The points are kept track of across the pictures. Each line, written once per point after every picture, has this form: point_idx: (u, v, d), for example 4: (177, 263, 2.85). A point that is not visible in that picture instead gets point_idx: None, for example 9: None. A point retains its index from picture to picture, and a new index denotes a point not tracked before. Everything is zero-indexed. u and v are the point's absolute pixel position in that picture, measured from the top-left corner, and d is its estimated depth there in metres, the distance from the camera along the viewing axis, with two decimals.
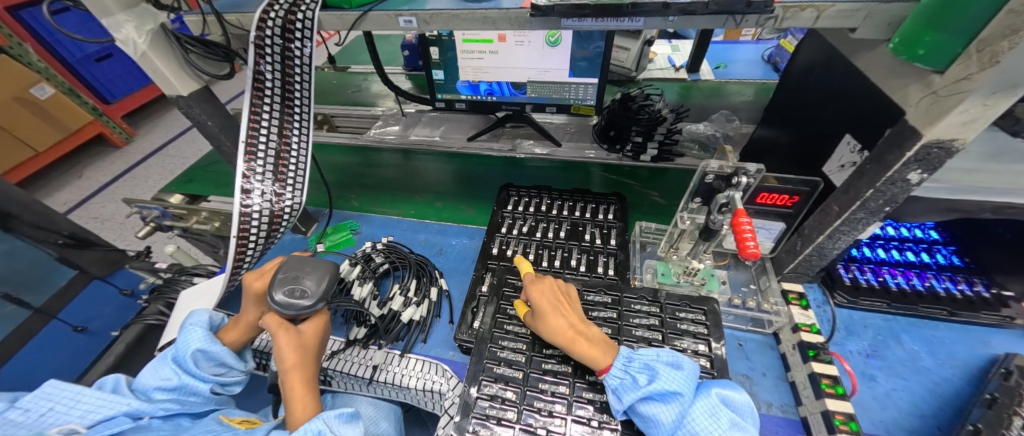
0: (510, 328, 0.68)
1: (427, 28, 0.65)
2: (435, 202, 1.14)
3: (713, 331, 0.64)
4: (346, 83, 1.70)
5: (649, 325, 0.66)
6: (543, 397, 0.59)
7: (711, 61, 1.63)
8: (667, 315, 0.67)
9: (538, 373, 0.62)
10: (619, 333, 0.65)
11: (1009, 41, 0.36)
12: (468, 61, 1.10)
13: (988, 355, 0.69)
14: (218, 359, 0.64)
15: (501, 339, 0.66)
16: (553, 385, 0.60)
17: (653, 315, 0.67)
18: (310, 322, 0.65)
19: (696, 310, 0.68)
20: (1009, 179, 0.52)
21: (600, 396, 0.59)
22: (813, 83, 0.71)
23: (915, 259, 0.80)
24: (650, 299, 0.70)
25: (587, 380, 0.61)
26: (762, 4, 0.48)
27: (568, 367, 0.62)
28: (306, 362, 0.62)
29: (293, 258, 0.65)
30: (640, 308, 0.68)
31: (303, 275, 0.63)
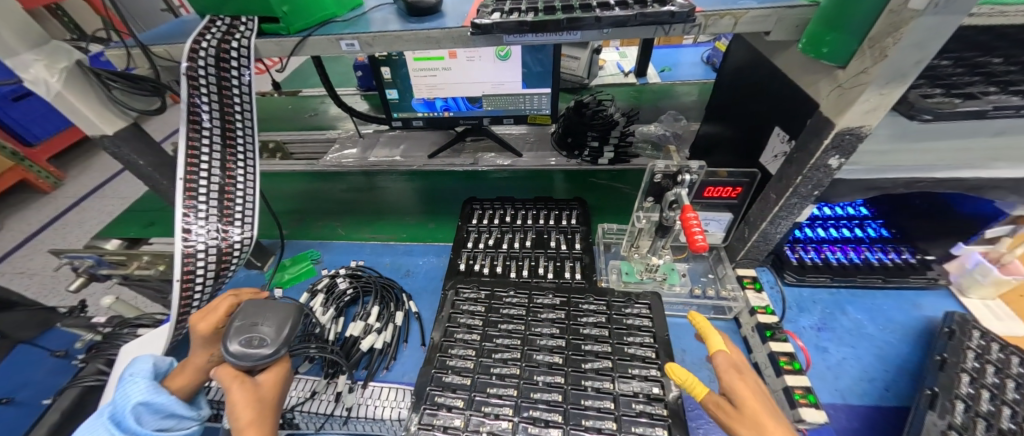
0: (459, 335, 0.67)
1: (371, 50, 0.65)
2: (428, 223, 1.12)
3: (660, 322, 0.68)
4: (301, 107, 1.65)
5: (594, 320, 0.69)
6: (490, 401, 0.58)
7: (656, 65, 1.72)
8: (613, 312, 0.70)
9: (487, 377, 0.61)
10: (568, 331, 0.67)
11: (892, 37, 0.41)
12: (422, 79, 1.10)
13: (921, 316, 0.76)
14: (166, 410, 0.54)
15: (452, 347, 0.65)
16: (500, 388, 0.59)
17: (600, 311, 0.70)
18: (268, 371, 0.57)
19: (641, 302, 0.71)
20: (913, 158, 0.58)
21: (547, 396, 0.58)
22: (744, 82, 0.76)
23: (850, 234, 0.87)
24: (600, 299, 0.72)
25: (535, 380, 0.60)
26: (684, 13, 0.52)
27: (517, 367, 0.62)
28: (265, 418, 0.52)
29: (252, 302, 0.62)
30: (587, 306, 0.71)
31: (260, 322, 0.59)
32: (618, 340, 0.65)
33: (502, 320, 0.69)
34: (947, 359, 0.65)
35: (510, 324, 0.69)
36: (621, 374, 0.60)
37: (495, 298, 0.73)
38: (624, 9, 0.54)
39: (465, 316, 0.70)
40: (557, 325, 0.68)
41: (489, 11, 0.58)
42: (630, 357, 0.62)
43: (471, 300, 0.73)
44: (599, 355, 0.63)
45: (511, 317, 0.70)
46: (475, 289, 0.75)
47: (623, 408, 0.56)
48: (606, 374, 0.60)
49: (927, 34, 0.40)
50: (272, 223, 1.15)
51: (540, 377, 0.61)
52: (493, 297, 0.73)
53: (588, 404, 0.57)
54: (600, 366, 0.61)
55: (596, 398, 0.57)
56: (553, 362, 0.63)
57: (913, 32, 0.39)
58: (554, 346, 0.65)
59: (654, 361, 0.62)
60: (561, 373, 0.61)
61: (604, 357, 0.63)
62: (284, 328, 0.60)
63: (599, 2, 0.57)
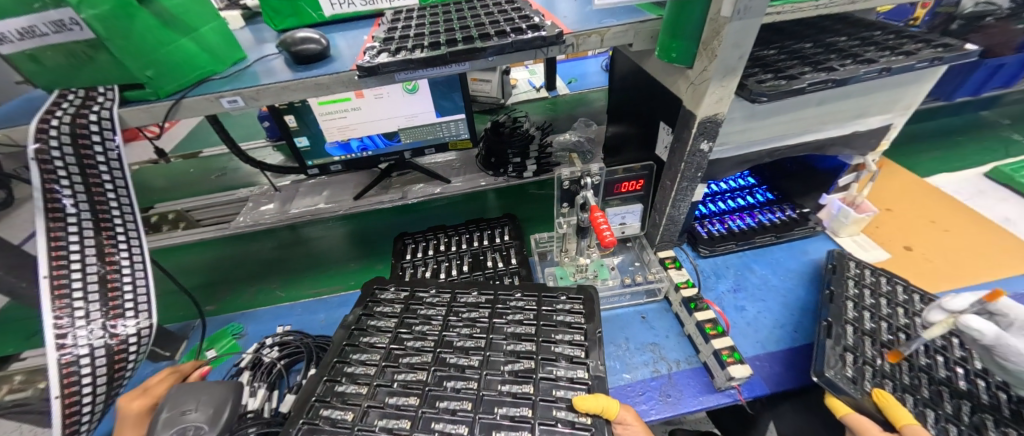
0: (368, 342, 0.65)
1: (257, 104, 0.63)
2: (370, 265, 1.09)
3: (592, 310, 0.69)
4: (204, 169, 1.51)
5: (520, 319, 0.68)
6: (388, 413, 0.55)
7: (564, 77, 1.85)
8: (544, 308, 0.70)
9: (389, 385, 0.59)
10: (489, 331, 0.67)
11: (716, 40, 0.50)
12: (331, 122, 1.07)
13: (809, 260, 0.88)
14: None
15: (354, 353, 0.64)
16: (401, 397, 0.57)
17: (529, 307, 0.70)
18: None
19: (574, 296, 0.72)
20: (766, 133, 0.69)
21: (454, 403, 0.56)
22: (630, 85, 0.85)
23: (744, 202, 1.00)
24: (532, 295, 0.73)
25: (443, 388, 0.58)
26: (555, 36, 0.57)
27: (426, 368, 0.61)
28: None
29: (177, 389, 0.56)
30: (515, 303, 0.71)
31: (191, 408, 0.54)
32: (545, 338, 0.65)
33: (416, 321, 0.69)
34: (834, 292, 0.75)
35: (425, 326, 0.68)
36: (543, 376, 0.59)
37: (414, 303, 0.73)
38: (502, 38, 0.58)
39: (380, 324, 0.69)
40: (477, 327, 0.67)
41: (375, 52, 0.59)
42: (555, 355, 0.62)
43: (386, 303, 0.73)
44: (522, 356, 0.62)
45: (428, 317, 0.70)
46: (393, 296, 0.74)
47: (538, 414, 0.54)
48: (528, 376, 0.59)
49: (740, 36, 0.49)
50: (187, 303, 1.02)
51: (448, 380, 0.59)
52: (413, 302, 0.73)
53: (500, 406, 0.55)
54: (521, 368, 0.60)
55: (510, 402, 0.56)
56: (469, 364, 0.61)
57: (730, 35, 0.48)
58: (470, 348, 0.64)
59: (583, 361, 0.61)
60: (473, 376, 0.59)
61: (528, 357, 0.62)
62: (221, 412, 0.55)
63: (480, 33, 0.61)
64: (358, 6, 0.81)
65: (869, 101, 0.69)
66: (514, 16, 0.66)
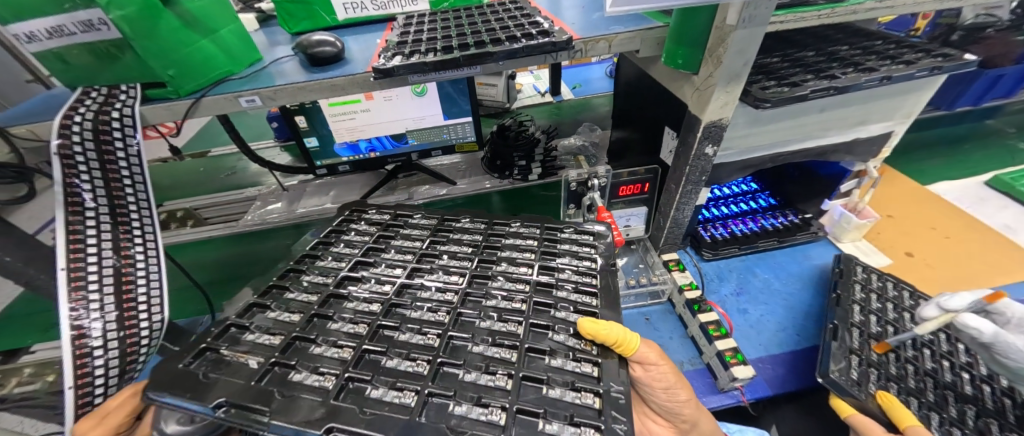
0: (327, 267, 0.64)
1: (274, 103, 0.64)
2: None
3: (600, 250, 0.65)
4: (214, 168, 1.53)
5: (518, 259, 0.65)
6: (343, 318, 0.55)
7: (568, 83, 1.87)
8: (546, 237, 0.69)
9: (348, 295, 0.59)
10: (478, 252, 0.67)
11: (721, 46, 0.51)
12: (340, 123, 1.08)
13: (811, 265, 0.89)
14: None
15: (321, 266, 0.64)
16: (361, 305, 0.57)
17: (529, 248, 0.67)
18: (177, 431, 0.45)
19: (581, 236, 0.68)
20: (770, 139, 0.71)
21: (417, 320, 0.54)
22: (635, 91, 0.87)
23: (747, 207, 1.02)
24: (536, 226, 0.72)
25: (406, 302, 0.57)
26: (565, 42, 0.59)
27: (385, 288, 0.60)
28: None
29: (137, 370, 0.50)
30: (514, 230, 0.71)
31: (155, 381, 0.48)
32: (544, 281, 0.60)
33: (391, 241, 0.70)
34: (840, 295, 0.76)
35: (385, 255, 0.67)
36: (533, 320, 0.54)
37: (375, 235, 0.71)
38: (513, 43, 0.60)
39: (337, 253, 0.67)
40: (444, 258, 0.66)
41: (389, 55, 0.61)
42: (553, 298, 0.57)
43: (344, 236, 0.71)
44: (515, 298, 0.58)
45: (389, 247, 0.68)
46: (353, 229, 0.73)
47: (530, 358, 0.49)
48: (519, 317, 0.55)
49: (745, 44, 0.50)
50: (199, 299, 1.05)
51: (409, 300, 0.58)
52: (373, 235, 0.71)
53: (474, 337, 0.52)
54: (514, 289, 0.59)
55: (492, 340, 0.51)
56: (432, 289, 0.59)
57: (735, 43, 0.50)
58: (436, 276, 0.62)
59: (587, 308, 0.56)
60: (438, 299, 0.58)
61: (521, 299, 0.58)
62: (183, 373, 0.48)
63: (491, 38, 0.62)
64: (370, 11, 0.83)
65: (870, 108, 0.71)
66: (524, 22, 0.68)
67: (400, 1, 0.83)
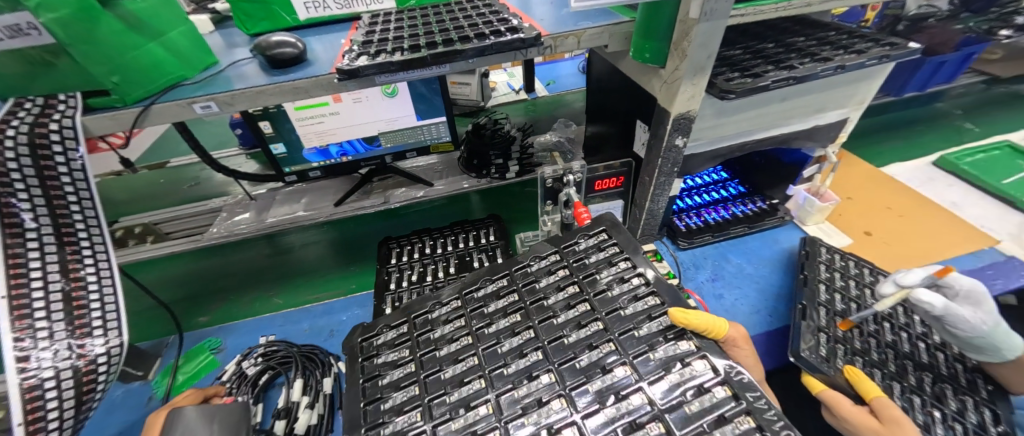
0: (386, 378, 0.55)
1: (232, 109, 0.61)
2: (356, 268, 1.12)
3: (625, 247, 0.64)
4: (175, 179, 1.45)
5: (564, 297, 0.60)
6: (458, 414, 0.48)
7: (542, 79, 1.87)
8: (570, 259, 0.65)
9: (440, 394, 0.51)
10: (528, 309, 0.59)
11: (686, 40, 0.52)
12: (308, 127, 1.04)
13: (780, 248, 0.93)
14: None
15: (382, 393, 0.53)
16: (463, 391, 0.50)
17: (557, 267, 0.64)
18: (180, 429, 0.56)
19: (595, 240, 0.67)
20: (736, 128, 0.73)
21: (528, 387, 0.49)
22: (607, 86, 0.88)
23: (718, 196, 1.05)
24: (548, 254, 0.67)
25: (506, 370, 0.52)
26: (533, 38, 0.59)
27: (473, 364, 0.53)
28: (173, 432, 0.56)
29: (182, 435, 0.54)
30: (539, 268, 0.65)
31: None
32: (598, 291, 0.59)
33: (430, 333, 0.60)
34: (807, 276, 0.79)
35: (436, 332, 0.60)
36: (621, 335, 0.52)
37: (408, 318, 0.63)
38: (482, 40, 0.59)
39: (383, 360, 0.58)
40: (501, 311, 0.60)
41: (354, 56, 0.59)
42: (620, 306, 0.56)
43: (376, 338, 0.61)
44: (584, 322, 0.55)
45: (434, 323, 0.61)
46: (383, 326, 0.63)
47: (664, 385, 0.45)
48: (603, 339, 0.52)
49: (708, 37, 0.51)
50: (164, 317, 0.99)
51: (502, 369, 0.52)
52: (406, 319, 0.63)
53: (591, 380, 0.48)
54: (589, 336, 0.53)
55: (603, 372, 0.48)
56: (513, 349, 0.54)
57: (699, 36, 0.51)
58: (512, 344, 0.55)
59: (656, 302, 0.56)
60: (525, 354, 0.53)
61: (593, 320, 0.55)
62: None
63: (460, 36, 0.61)
64: (333, 10, 0.80)
65: (827, 96, 0.74)
66: (492, 19, 0.67)
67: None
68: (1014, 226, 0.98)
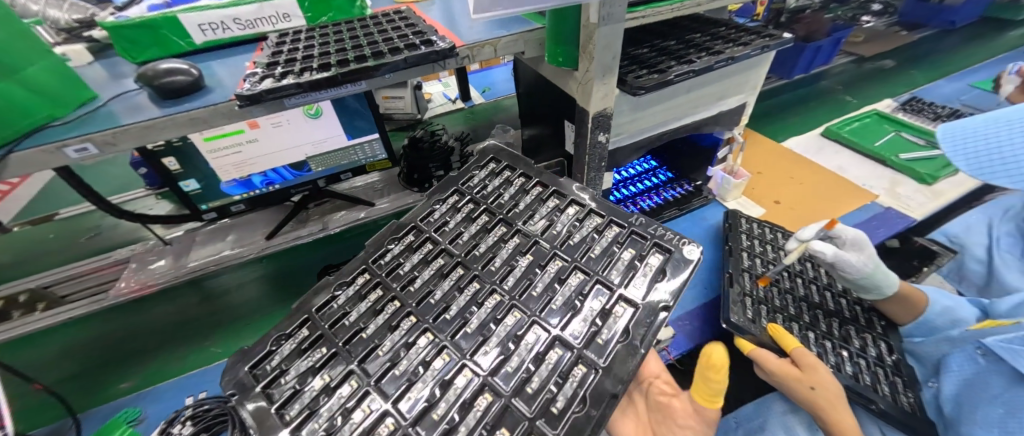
0: (306, 393, 0.44)
1: (116, 148, 0.54)
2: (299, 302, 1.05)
3: (515, 167, 0.70)
4: (67, 232, 1.25)
5: (498, 234, 0.60)
6: (445, 366, 0.45)
7: (478, 87, 1.88)
8: (488, 202, 0.65)
9: (411, 353, 0.47)
10: (465, 255, 0.57)
11: (590, 42, 0.56)
12: (223, 158, 0.96)
13: (708, 225, 1.01)
14: None
15: (332, 389, 0.44)
16: (442, 347, 0.47)
17: (477, 213, 0.63)
18: None
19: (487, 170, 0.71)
20: (653, 121, 0.78)
21: (480, 315, 0.50)
22: (534, 90, 0.90)
23: (650, 184, 1.12)
24: (461, 206, 0.65)
25: (480, 311, 0.50)
26: (449, 49, 0.59)
27: (444, 317, 0.50)
28: None
29: None
30: (459, 221, 0.62)
31: None
32: (508, 210, 0.63)
33: (355, 317, 0.51)
34: (731, 247, 0.87)
35: (352, 314, 0.51)
36: (544, 237, 0.58)
37: (309, 315, 0.51)
38: (396, 55, 0.58)
39: (294, 376, 0.45)
40: (426, 262, 0.57)
41: (257, 79, 0.55)
42: (551, 223, 0.60)
43: (268, 361, 0.47)
44: (523, 252, 0.56)
45: (346, 306, 0.52)
46: (274, 341, 0.49)
47: (591, 263, 0.54)
48: (549, 258, 0.55)
49: (609, 39, 0.55)
50: (67, 398, 0.86)
51: (452, 316, 0.50)
52: (306, 318, 0.51)
53: (535, 291, 0.51)
54: (535, 262, 0.55)
55: (539, 271, 0.54)
56: (472, 296, 0.52)
57: (600, 39, 0.54)
58: (470, 289, 0.53)
59: (560, 198, 0.64)
60: (484, 298, 0.51)
61: (531, 247, 0.57)
62: None
63: (373, 51, 0.60)
64: (235, 31, 0.74)
65: (725, 85, 0.82)
66: (407, 32, 0.66)
67: (270, 19, 0.76)
68: (887, 180, 1.16)
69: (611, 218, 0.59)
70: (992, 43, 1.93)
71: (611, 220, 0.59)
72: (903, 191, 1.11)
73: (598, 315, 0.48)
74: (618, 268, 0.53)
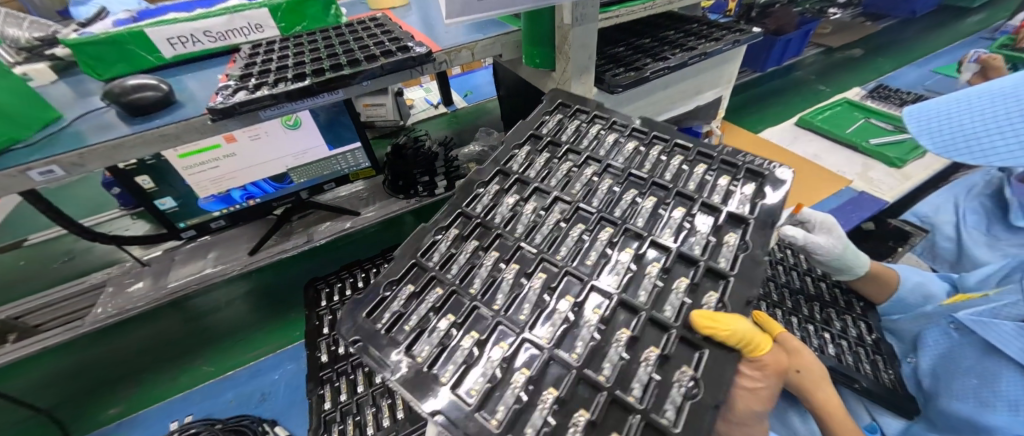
0: (434, 332, 0.43)
1: (82, 169, 0.53)
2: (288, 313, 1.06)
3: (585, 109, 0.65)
4: (37, 258, 1.20)
5: (588, 173, 0.58)
6: (568, 297, 0.44)
7: (460, 91, 1.88)
8: (570, 143, 0.62)
9: (532, 287, 0.46)
10: (561, 194, 0.55)
11: (565, 43, 0.58)
12: (200, 174, 0.93)
13: None
14: None
15: (459, 326, 0.44)
16: (560, 279, 0.46)
17: (560, 156, 0.60)
18: None
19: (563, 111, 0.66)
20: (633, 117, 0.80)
21: (591, 247, 0.49)
22: (514, 91, 0.91)
23: None
24: (541, 149, 0.62)
25: (590, 245, 0.49)
26: (426, 54, 0.59)
27: (553, 253, 0.49)
28: None
29: None
30: (544, 162, 0.60)
31: None
32: (591, 149, 0.60)
33: (462, 259, 0.51)
34: None
35: (459, 255, 0.51)
36: (636, 170, 0.56)
37: (415, 262, 0.51)
38: (373, 62, 0.58)
39: (417, 318, 0.45)
40: (519, 201, 0.56)
41: (230, 92, 0.54)
42: (638, 157, 0.58)
43: (385, 306, 0.47)
44: (619, 187, 0.55)
45: (451, 249, 0.52)
46: (386, 287, 0.49)
47: (691, 190, 0.52)
48: (645, 191, 0.54)
49: (583, 39, 0.58)
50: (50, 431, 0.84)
51: (567, 250, 0.49)
52: (414, 264, 0.51)
53: (644, 222, 0.50)
54: (635, 196, 0.54)
55: (639, 203, 0.53)
56: (576, 231, 0.51)
57: (575, 39, 0.57)
58: (573, 224, 0.52)
59: (639, 135, 0.61)
60: (590, 231, 0.50)
61: (625, 182, 0.55)
62: None
63: (349, 59, 0.59)
64: (206, 44, 0.72)
65: (701, 80, 0.84)
66: (384, 39, 0.66)
67: (243, 30, 0.74)
68: (860, 165, 1.20)
69: (698, 150, 0.57)
70: (951, 29, 2.03)
71: (698, 152, 0.57)
72: (875, 175, 1.15)
73: (711, 239, 0.47)
74: (720, 193, 0.52)
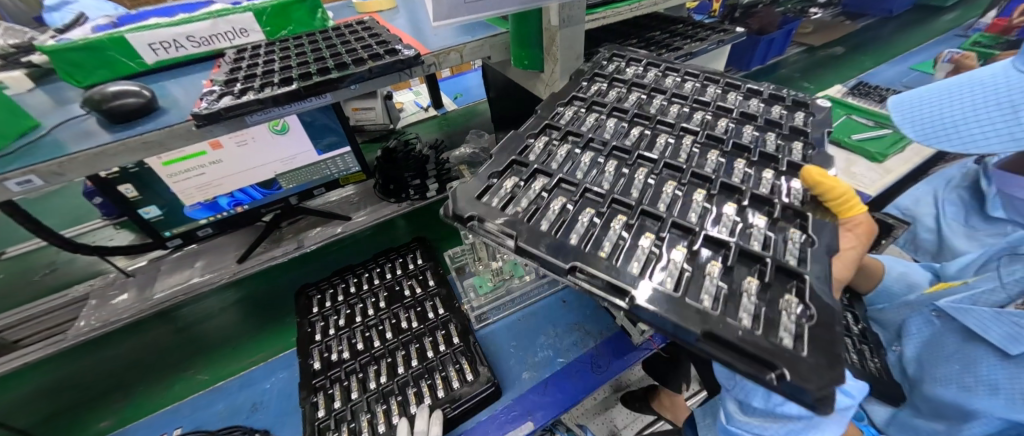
0: (557, 213, 0.45)
1: (63, 178, 0.51)
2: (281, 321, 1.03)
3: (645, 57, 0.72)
4: (15, 272, 1.17)
5: (660, 99, 0.63)
6: (669, 185, 0.50)
7: (450, 93, 1.87)
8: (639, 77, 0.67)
9: (633, 178, 0.51)
10: (641, 110, 0.61)
11: (553, 44, 0.58)
12: (185, 181, 0.91)
13: None
14: None
15: (574, 207, 0.47)
16: (660, 171, 0.51)
17: (631, 87, 0.65)
18: None
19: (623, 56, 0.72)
20: None
21: (681, 149, 0.54)
22: (504, 93, 0.91)
23: None
24: (612, 81, 0.66)
25: (678, 147, 0.55)
26: (415, 56, 0.59)
27: (648, 152, 0.54)
28: None
29: None
30: (621, 88, 0.65)
31: None
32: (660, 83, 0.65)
33: (561, 158, 0.54)
34: None
35: (556, 154, 0.54)
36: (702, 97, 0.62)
37: (514, 159, 0.53)
38: (361, 65, 0.57)
39: (529, 200, 0.48)
40: (599, 114, 0.59)
41: (215, 97, 0.54)
42: (701, 90, 0.65)
43: (494, 193, 0.48)
44: (691, 110, 0.60)
45: (549, 149, 0.55)
46: (491, 177, 0.50)
47: (751, 112, 0.60)
48: (714, 112, 0.60)
49: (570, 40, 0.58)
50: None
51: (662, 149, 0.54)
52: (514, 161, 0.53)
53: (725, 131, 0.57)
54: (707, 116, 0.59)
55: (712, 120, 0.59)
56: (661, 139, 0.56)
57: (563, 40, 0.57)
58: (659, 132, 0.57)
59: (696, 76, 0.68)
60: (675, 139, 0.56)
61: (695, 107, 0.61)
62: None
63: (337, 63, 0.59)
64: (189, 49, 0.71)
65: None
66: (371, 42, 0.65)
67: (227, 34, 0.73)
68: (843, 161, 1.23)
69: (746, 87, 0.65)
70: (928, 27, 2.09)
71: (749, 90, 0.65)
72: (858, 170, 1.18)
73: (742, 191, 0.47)
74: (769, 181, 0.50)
